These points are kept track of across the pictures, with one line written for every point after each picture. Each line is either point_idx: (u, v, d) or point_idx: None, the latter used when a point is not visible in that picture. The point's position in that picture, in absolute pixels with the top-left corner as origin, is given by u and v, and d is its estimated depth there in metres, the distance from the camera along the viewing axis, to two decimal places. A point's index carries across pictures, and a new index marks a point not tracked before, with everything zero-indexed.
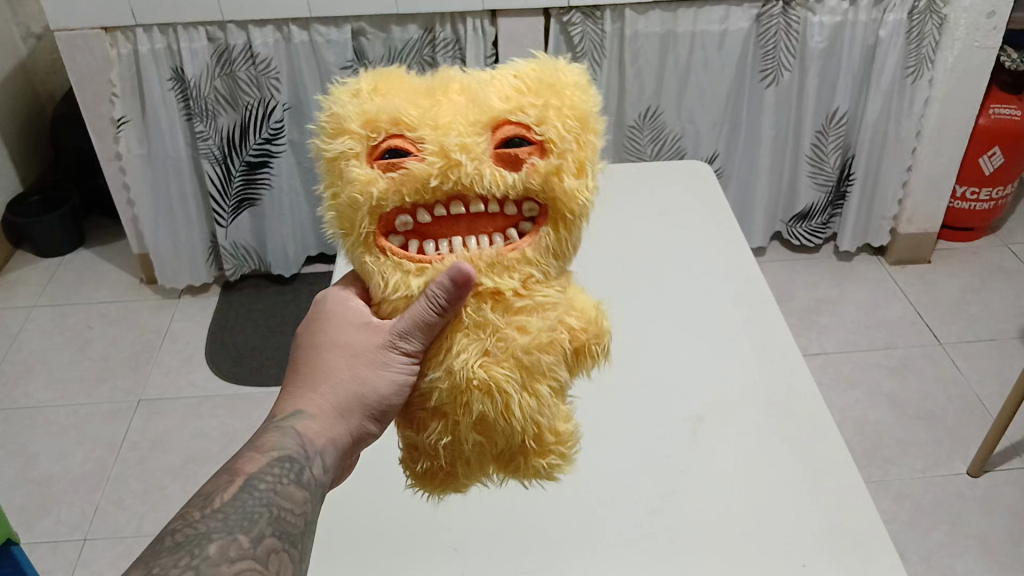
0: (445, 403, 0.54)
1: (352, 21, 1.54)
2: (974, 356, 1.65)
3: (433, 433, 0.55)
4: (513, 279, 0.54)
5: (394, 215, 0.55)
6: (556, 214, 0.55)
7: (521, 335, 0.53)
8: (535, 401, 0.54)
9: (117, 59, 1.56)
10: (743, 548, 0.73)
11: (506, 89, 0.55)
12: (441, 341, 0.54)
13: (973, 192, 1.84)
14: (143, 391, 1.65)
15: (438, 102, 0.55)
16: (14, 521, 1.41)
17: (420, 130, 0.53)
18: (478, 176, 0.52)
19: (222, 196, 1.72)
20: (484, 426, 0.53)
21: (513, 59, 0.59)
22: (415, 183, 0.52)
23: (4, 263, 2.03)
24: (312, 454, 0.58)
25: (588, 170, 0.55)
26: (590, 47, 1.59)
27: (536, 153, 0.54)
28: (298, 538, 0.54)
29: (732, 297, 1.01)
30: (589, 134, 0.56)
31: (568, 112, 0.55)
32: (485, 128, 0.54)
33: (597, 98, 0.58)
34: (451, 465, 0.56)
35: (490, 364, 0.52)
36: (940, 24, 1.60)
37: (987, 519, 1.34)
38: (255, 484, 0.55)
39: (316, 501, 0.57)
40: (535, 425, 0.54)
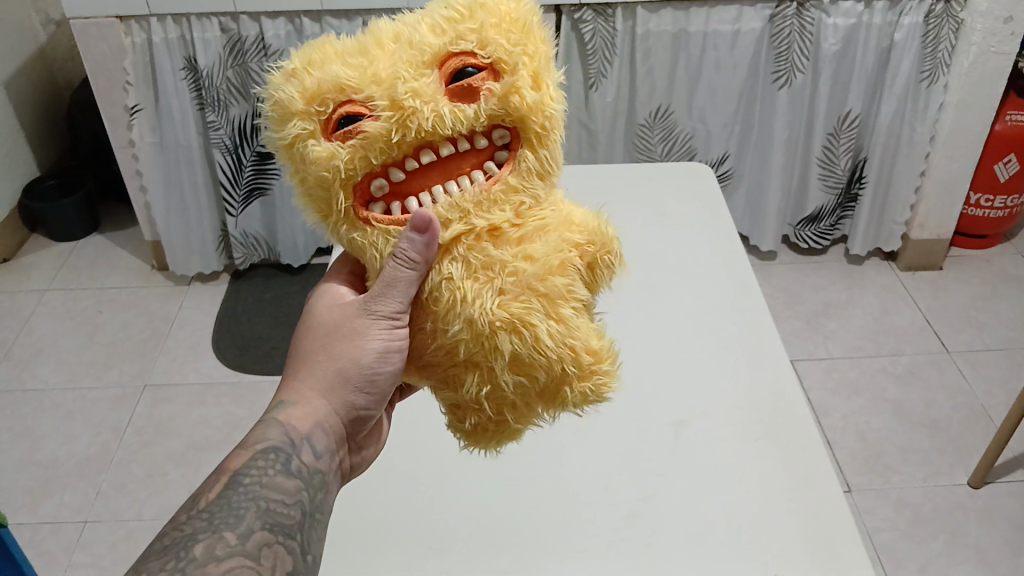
0: (476, 354, 0.53)
1: (364, 15, 1.54)
2: (982, 365, 1.63)
3: (471, 386, 0.54)
4: (504, 212, 0.54)
5: (367, 184, 0.55)
6: (528, 132, 0.55)
7: (530, 264, 0.52)
8: (563, 325, 0.53)
9: (130, 48, 1.58)
10: (716, 552, 0.74)
11: (438, 22, 0.55)
12: (453, 293, 0.53)
13: (987, 199, 1.81)
14: (149, 376, 1.67)
15: (374, 54, 0.54)
16: (19, 502, 1.44)
17: (367, 89, 0.52)
18: (438, 118, 0.52)
19: (233, 185, 1.73)
20: (523, 365, 0.53)
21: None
22: (378, 142, 0.52)
23: (20, 246, 2.06)
24: (298, 441, 0.59)
25: (544, 79, 0.56)
26: (601, 45, 1.58)
27: (490, 78, 0.54)
28: (294, 527, 0.56)
29: (725, 302, 1.01)
30: (535, 41, 0.56)
31: (509, 29, 0.54)
32: (430, 67, 0.53)
33: (533, 4, 0.58)
34: (499, 413, 0.55)
35: (509, 302, 0.52)
36: (956, 29, 1.58)
37: (987, 530, 1.33)
38: (240, 479, 0.56)
39: (310, 487, 0.59)
40: (571, 350, 0.53)
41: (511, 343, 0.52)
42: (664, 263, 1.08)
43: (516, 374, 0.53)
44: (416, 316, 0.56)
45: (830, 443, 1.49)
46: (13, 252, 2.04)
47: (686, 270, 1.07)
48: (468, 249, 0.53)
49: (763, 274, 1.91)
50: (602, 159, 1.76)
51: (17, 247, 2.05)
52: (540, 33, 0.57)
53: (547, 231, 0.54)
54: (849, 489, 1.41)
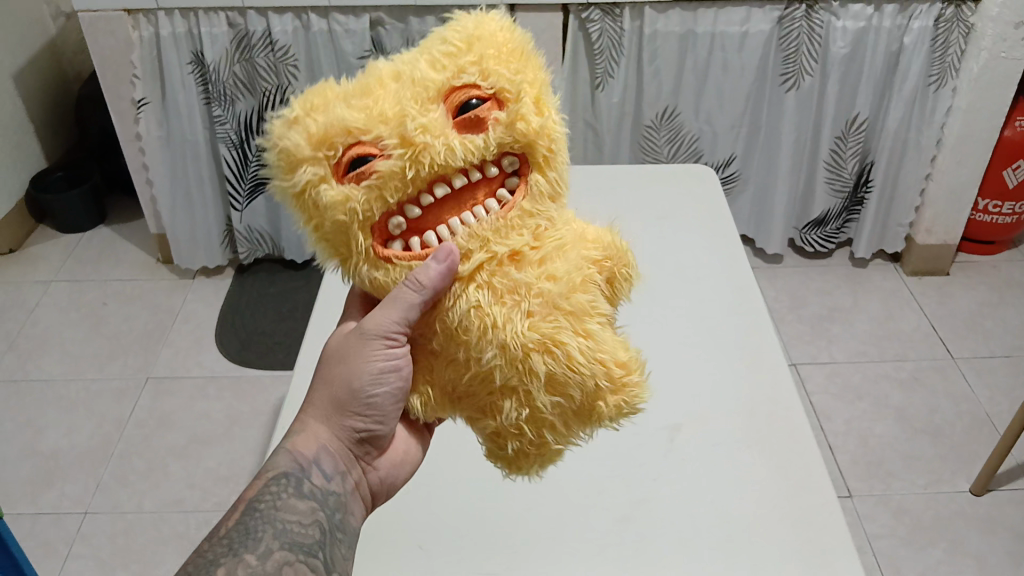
0: (511, 379, 0.51)
1: (371, 11, 1.54)
2: (987, 372, 1.62)
3: (510, 412, 0.52)
4: (523, 237, 0.53)
5: (385, 223, 0.54)
6: (535, 158, 0.55)
7: (554, 284, 0.52)
8: (592, 340, 0.52)
9: (137, 41, 1.58)
10: (708, 561, 0.73)
11: (437, 57, 0.54)
12: (482, 321, 0.51)
13: (996, 205, 1.80)
14: (152, 369, 1.68)
15: (378, 94, 0.53)
16: (20, 492, 1.45)
17: (375, 129, 0.51)
18: (451, 151, 0.51)
19: (239, 179, 1.73)
20: (560, 384, 0.51)
21: (432, 29, 0.58)
22: (393, 181, 0.51)
23: (27, 237, 2.07)
24: (306, 465, 0.60)
25: (546, 103, 0.55)
26: (608, 45, 1.57)
27: (495, 107, 0.53)
28: (315, 546, 0.57)
29: (724, 305, 1.00)
30: (532, 65, 0.56)
31: (506, 58, 0.54)
32: (435, 101, 0.53)
33: (522, 30, 0.58)
34: (541, 437, 0.53)
35: (539, 322, 0.51)
36: (966, 33, 1.57)
37: (988, 538, 1.32)
38: (255, 506, 0.58)
39: (327, 508, 0.60)
40: (602, 364, 0.52)
41: (546, 364, 0.51)
42: (664, 267, 1.08)
43: (554, 394, 0.52)
44: (447, 346, 0.54)
45: (831, 448, 1.48)
46: (20, 243, 2.04)
47: (685, 273, 1.06)
48: (490, 276, 0.52)
49: (768, 276, 1.91)
50: (607, 159, 1.76)
51: (24, 238, 2.06)
52: (536, 60, 0.57)
53: (566, 251, 0.55)
54: (849, 495, 1.40)
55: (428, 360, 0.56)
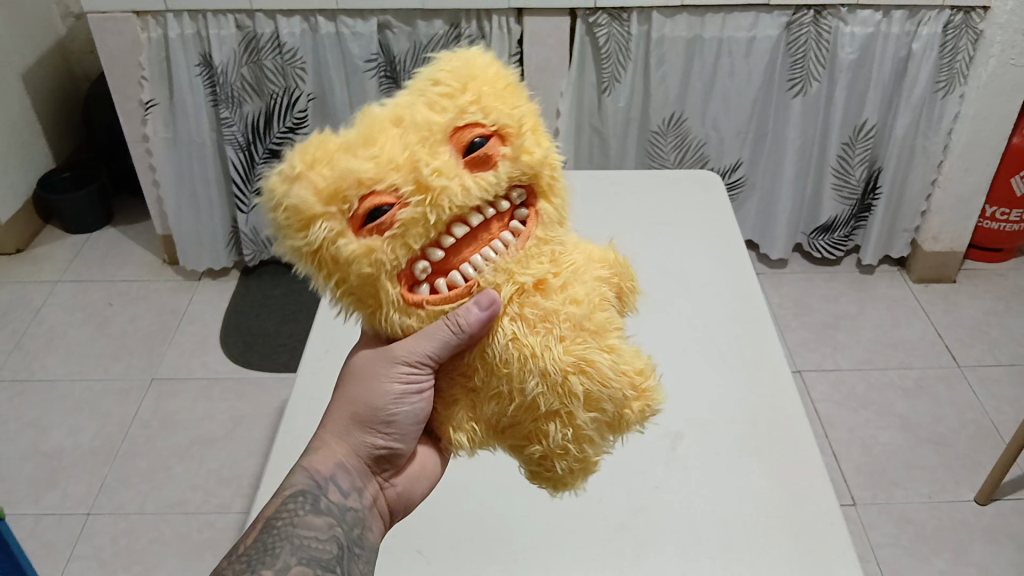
0: (554, 404, 0.51)
1: (378, 14, 1.54)
2: (992, 382, 1.61)
3: (556, 436, 0.51)
4: (544, 265, 0.53)
5: (410, 269, 0.53)
6: (541, 187, 0.56)
7: (578, 306, 0.52)
8: (617, 354, 0.52)
9: (146, 43, 1.59)
10: (706, 567, 0.74)
11: (433, 99, 0.53)
12: (521, 352, 0.51)
13: (1003, 213, 1.79)
14: (156, 370, 1.69)
15: (383, 142, 0.51)
16: (24, 491, 1.45)
17: (388, 177, 0.50)
18: (467, 191, 0.51)
19: (245, 182, 1.73)
20: (597, 401, 0.51)
21: (415, 71, 0.57)
22: (416, 229, 0.51)
23: (34, 236, 2.08)
24: (323, 481, 0.61)
25: (541, 133, 0.56)
26: (615, 49, 1.57)
27: (499, 143, 0.53)
28: (332, 560, 0.57)
29: (727, 312, 1.00)
30: (522, 97, 0.56)
31: (502, 95, 0.54)
32: (442, 143, 0.52)
33: (503, 62, 0.58)
34: (584, 454, 0.53)
35: (572, 345, 0.51)
36: (975, 40, 1.56)
37: (991, 549, 1.31)
38: (272, 523, 0.59)
39: (345, 523, 0.60)
40: (629, 375, 0.52)
41: (582, 384, 0.50)
42: (669, 274, 1.07)
43: (592, 411, 0.51)
44: (488, 381, 0.53)
45: (834, 455, 1.48)
46: (27, 243, 2.05)
47: (689, 279, 1.06)
48: (519, 309, 0.52)
49: (773, 282, 1.90)
50: (613, 164, 1.75)
51: (31, 237, 2.07)
52: (524, 91, 0.57)
53: (581, 273, 0.55)
54: (852, 503, 1.40)
55: (470, 398, 0.55)
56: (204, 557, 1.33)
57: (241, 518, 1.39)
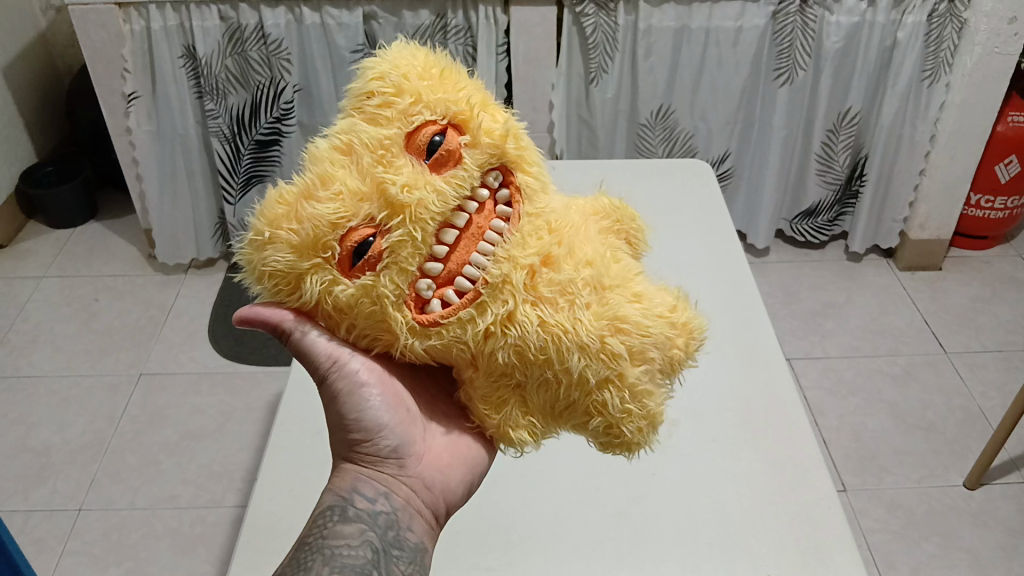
0: (603, 372, 0.52)
1: (364, 5, 1.53)
2: (980, 367, 1.62)
3: (613, 400, 0.53)
4: (545, 238, 0.53)
5: (414, 290, 0.53)
6: (514, 162, 0.56)
7: (592, 269, 0.54)
8: (644, 302, 0.55)
9: (128, 35, 1.56)
10: (705, 554, 0.74)
11: (374, 114, 0.53)
12: (553, 334, 0.51)
13: (988, 200, 1.80)
14: (144, 365, 1.67)
15: (340, 175, 0.52)
16: (12, 489, 1.44)
17: (358, 208, 0.51)
18: (440, 196, 0.51)
19: (231, 173, 1.71)
20: (642, 353, 0.53)
21: (346, 90, 0.57)
22: (405, 248, 0.51)
23: (17, 232, 2.05)
24: (347, 494, 0.59)
25: (492, 108, 0.56)
26: (603, 39, 1.56)
27: (454, 134, 0.54)
28: (367, 566, 0.55)
29: (719, 302, 1.01)
30: (458, 77, 0.56)
31: (440, 86, 0.54)
32: (400, 155, 0.52)
33: (427, 48, 0.58)
34: (647, 409, 0.54)
35: (599, 308, 0.53)
36: (960, 28, 1.57)
37: (981, 532, 1.33)
38: (305, 540, 0.57)
39: (378, 527, 0.57)
40: (663, 318, 0.55)
41: (623, 342, 0.52)
42: (663, 260, 1.08)
43: (640, 365, 0.53)
44: (531, 372, 0.53)
45: (825, 443, 1.49)
46: (11, 239, 2.03)
47: (684, 265, 1.07)
48: (532, 293, 0.52)
49: (760, 270, 1.91)
50: (602, 154, 1.75)
51: (14, 233, 2.04)
52: (462, 71, 0.57)
53: (583, 237, 0.56)
54: (844, 489, 1.41)
55: (519, 394, 0.55)
56: (197, 552, 1.32)
57: (233, 512, 1.38)
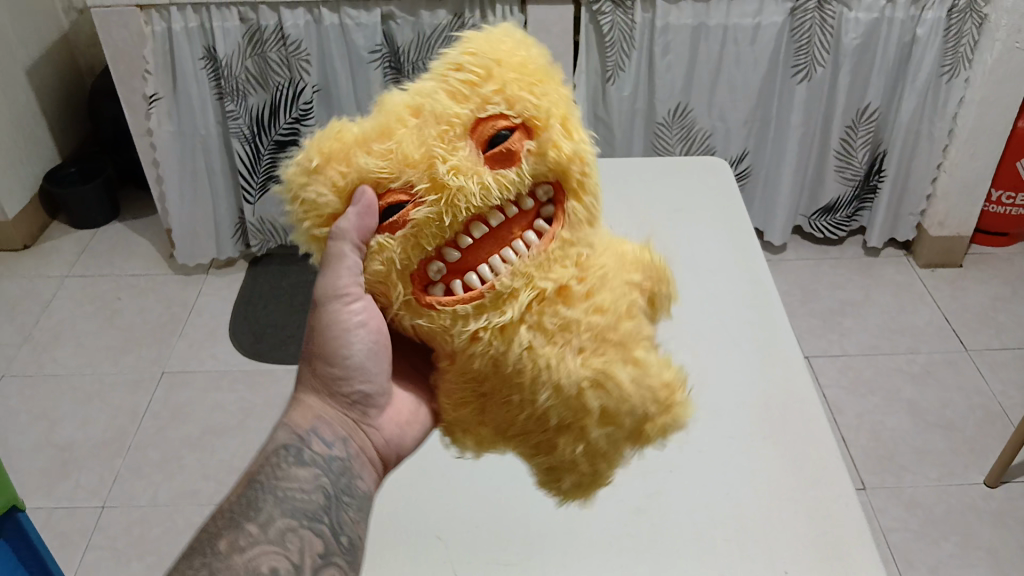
0: (566, 417, 0.51)
1: (382, 5, 1.53)
2: (1000, 365, 1.61)
3: (566, 448, 0.52)
4: (568, 270, 0.51)
5: (423, 269, 0.53)
6: (573, 185, 0.53)
7: (603, 317, 0.50)
8: (641, 368, 0.51)
9: (150, 36, 1.57)
10: (724, 553, 0.74)
11: (454, 89, 0.53)
12: (536, 362, 0.50)
13: (1009, 197, 1.80)
14: (166, 362, 1.69)
15: (400, 135, 0.52)
16: (36, 484, 1.46)
17: (404, 174, 0.52)
18: (484, 190, 0.50)
19: (251, 173, 1.74)
20: (613, 417, 0.51)
21: (445, 52, 0.57)
22: (429, 228, 0.51)
23: (41, 231, 2.08)
24: (304, 434, 0.59)
25: (574, 127, 0.54)
26: (620, 37, 1.56)
27: (522, 136, 0.52)
28: (319, 511, 0.56)
29: (740, 299, 1.02)
30: (551, 85, 0.55)
31: (530, 85, 0.53)
32: (462, 137, 0.52)
33: (539, 48, 0.57)
34: (595, 467, 0.53)
35: (590, 357, 0.50)
36: (979, 24, 1.55)
37: (1000, 532, 1.32)
38: (257, 478, 0.57)
39: (332, 474, 0.58)
40: (653, 390, 0.51)
41: (599, 400, 0.50)
42: (679, 257, 1.09)
43: (607, 427, 0.51)
44: (501, 388, 0.53)
45: (843, 441, 1.48)
46: (35, 238, 2.06)
47: (700, 265, 1.08)
48: (539, 317, 0.51)
49: (777, 267, 1.91)
50: (619, 152, 1.75)
51: (38, 232, 2.07)
52: (558, 79, 0.56)
53: (612, 279, 0.52)
54: (862, 488, 1.40)
55: (480, 402, 0.55)
56: None
57: None
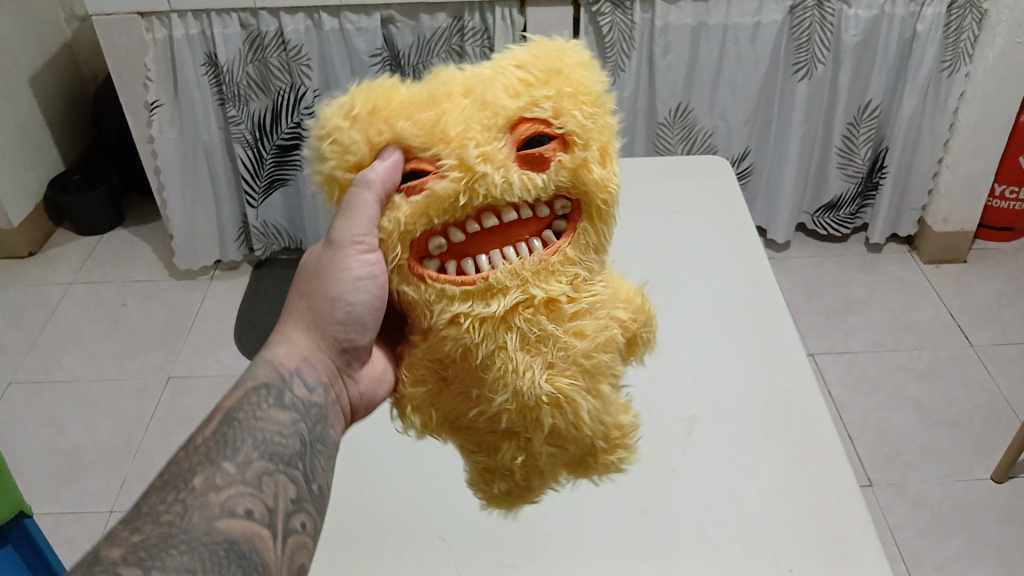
0: (516, 425, 0.56)
1: (382, 9, 1.54)
2: (1005, 361, 1.61)
3: (506, 454, 0.58)
4: (562, 284, 0.55)
5: (425, 241, 0.56)
6: (592, 208, 0.57)
7: (581, 341, 0.55)
8: (599, 401, 0.56)
9: (151, 43, 1.58)
10: (728, 555, 0.74)
11: (511, 83, 0.56)
12: (504, 363, 0.54)
13: (1012, 191, 1.79)
14: (171, 367, 1.70)
15: (445, 108, 0.55)
16: (44, 491, 1.47)
17: (434, 147, 0.54)
18: (507, 184, 0.53)
19: (254, 177, 1.75)
20: (560, 438, 0.56)
21: (513, 47, 0.60)
22: (442, 203, 0.53)
23: (46, 239, 2.09)
24: (287, 376, 0.60)
25: (610, 159, 0.58)
26: (620, 38, 1.56)
27: (559, 148, 0.55)
28: (293, 457, 0.56)
29: (740, 300, 1.02)
30: (601, 112, 0.59)
31: (582, 105, 0.57)
32: (501, 129, 0.54)
33: (601, 75, 0.61)
34: (527, 480, 0.59)
35: (556, 376, 0.54)
36: (980, 19, 1.55)
37: (1007, 528, 1.32)
38: (233, 415, 0.56)
39: (308, 420, 0.59)
40: (603, 426, 0.57)
41: (552, 419, 0.54)
42: (679, 259, 1.09)
43: (551, 446, 0.57)
44: (461, 379, 0.57)
45: (849, 438, 1.48)
46: (40, 246, 2.07)
47: (701, 265, 1.08)
48: (525, 322, 0.54)
49: (780, 264, 1.91)
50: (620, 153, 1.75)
51: (43, 240, 2.08)
52: (609, 108, 0.60)
53: (598, 308, 0.57)
54: (868, 485, 1.40)
55: (439, 384, 0.59)
56: None
57: None
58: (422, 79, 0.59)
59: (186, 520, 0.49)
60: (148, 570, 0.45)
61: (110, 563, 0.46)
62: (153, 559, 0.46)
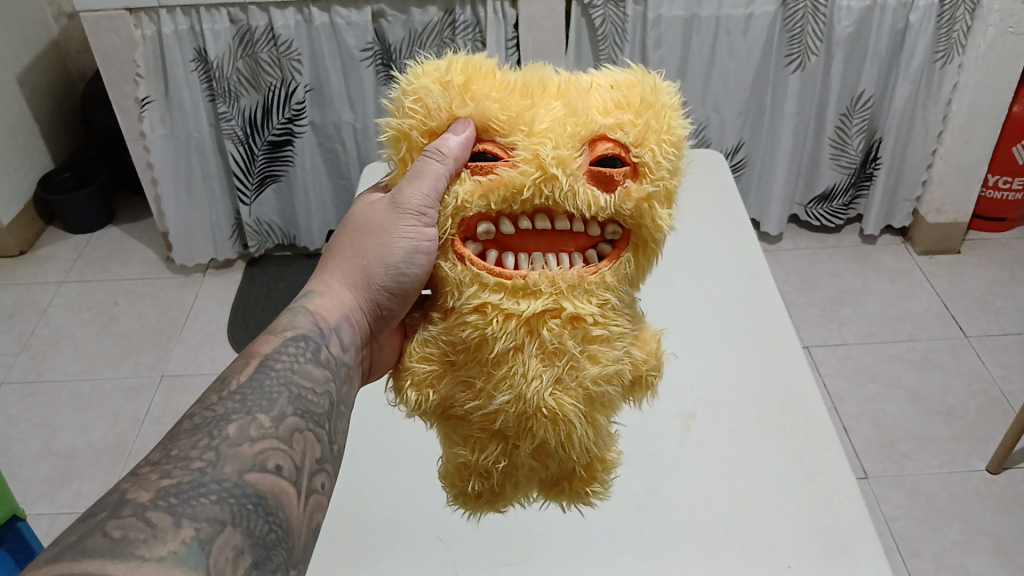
0: (510, 425, 0.58)
1: (373, 3, 1.52)
2: (1000, 350, 1.61)
3: (490, 455, 0.60)
4: (593, 305, 0.57)
5: (476, 222, 0.58)
6: (639, 241, 0.59)
7: (593, 366, 0.57)
8: (593, 431, 0.59)
9: (140, 40, 1.56)
10: (723, 546, 0.74)
11: (603, 102, 0.59)
12: (518, 364, 0.56)
13: (1005, 181, 1.79)
14: (165, 366, 1.69)
15: (537, 106, 0.58)
16: (38, 492, 1.45)
17: (512, 136, 0.57)
18: (572, 193, 0.55)
19: (246, 174, 1.74)
20: (546, 450, 0.59)
21: (614, 70, 0.63)
22: (504, 189, 0.56)
23: (36, 239, 2.08)
24: (327, 331, 0.61)
25: (672, 201, 0.60)
26: (612, 30, 1.55)
27: (629, 176, 0.57)
28: (322, 416, 0.56)
29: (735, 297, 1.01)
30: (679, 156, 0.60)
31: (667, 142, 0.59)
32: (582, 142, 0.57)
33: (685, 121, 0.62)
34: (499, 485, 0.62)
35: (560, 393, 0.57)
36: (972, 9, 1.55)
37: (1003, 518, 1.32)
38: (271, 364, 0.56)
39: (337, 379, 0.59)
40: (589, 455, 0.61)
41: (546, 431, 0.57)
42: (676, 255, 1.09)
43: (535, 456, 0.60)
44: (469, 368, 0.59)
45: (845, 430, 1.48)
46: (30, 245, 2.05)
47: (696, 259, 1.08)
48: (549, 332, 0.56)
49: (774, 256, 1.90)
50: None
51: (33, 240, 2.06)
52: (685, 153, 0.61)
53: (615, 342, 0.59)
54: (865, 477, 1.40)
55: (445, 367, 0.60)
56: None
57: None
58: (520, 69, 0.62)
59: (218, 469, 0.47)
60: (178, 519, 0.43)
61: (140, 506, 0.43)
62: (183, 505, 0.44)
